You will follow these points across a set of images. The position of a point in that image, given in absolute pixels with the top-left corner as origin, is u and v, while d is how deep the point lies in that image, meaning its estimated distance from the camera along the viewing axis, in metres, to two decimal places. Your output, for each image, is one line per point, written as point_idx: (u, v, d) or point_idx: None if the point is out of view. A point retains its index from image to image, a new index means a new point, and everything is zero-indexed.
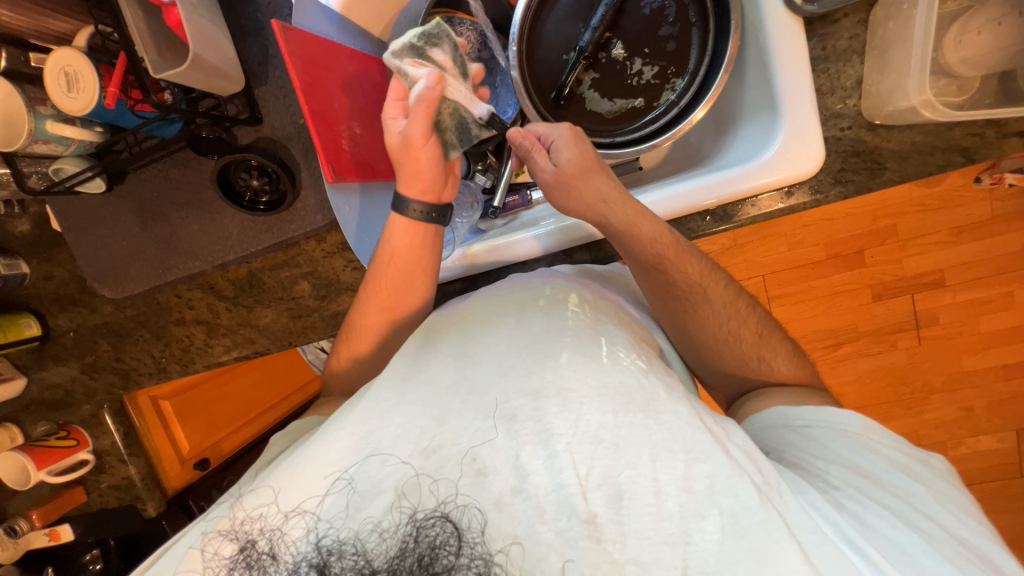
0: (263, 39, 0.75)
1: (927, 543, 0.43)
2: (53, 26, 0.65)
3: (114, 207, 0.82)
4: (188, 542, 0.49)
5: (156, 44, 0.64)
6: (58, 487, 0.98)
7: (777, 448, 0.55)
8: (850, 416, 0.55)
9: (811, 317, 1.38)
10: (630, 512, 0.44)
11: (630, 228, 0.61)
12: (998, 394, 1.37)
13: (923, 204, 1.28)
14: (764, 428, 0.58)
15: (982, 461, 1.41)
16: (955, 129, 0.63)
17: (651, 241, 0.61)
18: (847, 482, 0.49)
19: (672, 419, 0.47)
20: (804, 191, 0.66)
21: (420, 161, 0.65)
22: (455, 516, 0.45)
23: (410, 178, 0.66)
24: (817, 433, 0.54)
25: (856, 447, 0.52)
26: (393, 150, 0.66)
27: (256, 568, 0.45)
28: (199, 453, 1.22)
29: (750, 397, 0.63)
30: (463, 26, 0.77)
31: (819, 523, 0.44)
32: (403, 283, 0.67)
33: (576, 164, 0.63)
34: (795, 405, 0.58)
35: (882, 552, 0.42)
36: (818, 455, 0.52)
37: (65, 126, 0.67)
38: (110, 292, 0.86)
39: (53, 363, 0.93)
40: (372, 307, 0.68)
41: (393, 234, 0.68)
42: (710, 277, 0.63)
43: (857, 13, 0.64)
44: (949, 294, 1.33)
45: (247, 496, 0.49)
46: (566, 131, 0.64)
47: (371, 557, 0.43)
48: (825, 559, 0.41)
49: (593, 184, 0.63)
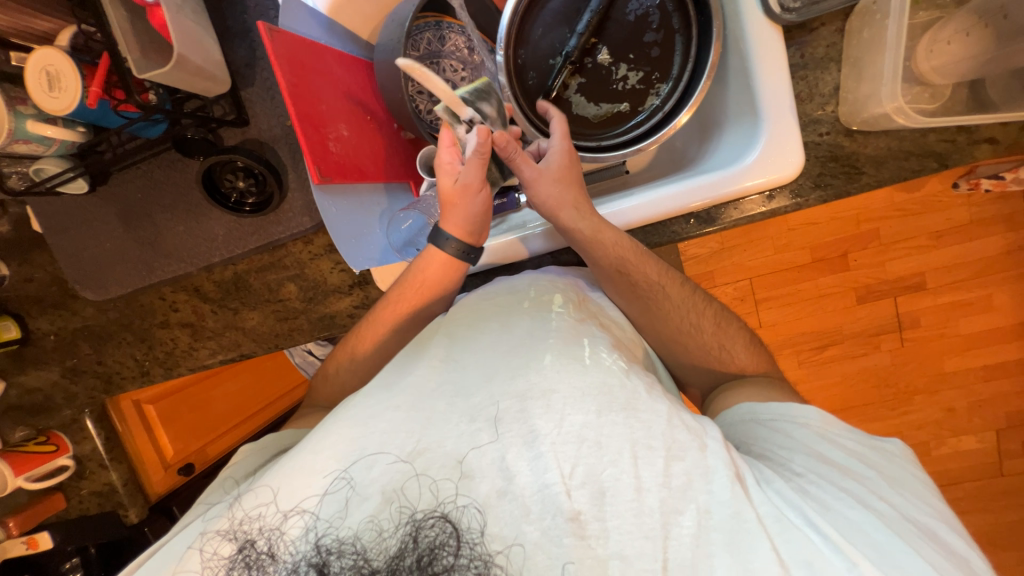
0: (249, 40, 0.74)
1: (881, 523, 0.44)
2: (34, 24, 0.63)
3: (96, 208, 0.81)
4: (187, 545, 0.49)
5: (140, 43, 0.63)
6: (37, 494, 0.97)
7: (746, 443, 0.55)
8: (810, 410, 0.56)
9: (797, 321, 1.40)
10: (613, 508, 0.44)
11: (595, 234, 0.62)
12: (978, 395, 1.41)
13: (904, 209, 1.31)
14: (733, 424, 0.58)
15: (963, 461, 1.43)
16: (929, 134, 0.64)
17: (613, 247, 0.62)
18: (809, 469, 0.49)
19: (652, 416, 0.48)
20: (785, 195, 0.67)
21: (473, 207, 0.65)
22: (455, 516, 0.45)
23: (457, 221, 0.65)
24: (781, 426, 0.55)
25: (818, 438, 0.53)
26: (443, 195, 0.65)
27: (255, 567, 0.46)
28: (184, 458, 1.19)
29: (726, 390, 0.64)
30: (450, 31, 0.80)
31: (785, 512, 0.44)
32: (416, 306, 0.67)
33: (559, 171, 0.65)
34: (761, 400, 0.59)
35: (840, 532, 0.43)
36: (783, 446, 0.52)
37: (46, 127, 0.66)
38: (93, 295, 0.84)
39: (33, 367, 0.92)
40: (382, 327, 0.68)
41: (421, 260, 0.67)
42: (667, 274, 0.64)
43: (834, 22, 0.66)
44: (930, 297, 1.36)
45: (247, 496, 0.49)
46: (564, 143, 0.66)
47: (370, 556, 0.44)
48: (789, 547, 0.42)
49: (574, 191, 0.65)
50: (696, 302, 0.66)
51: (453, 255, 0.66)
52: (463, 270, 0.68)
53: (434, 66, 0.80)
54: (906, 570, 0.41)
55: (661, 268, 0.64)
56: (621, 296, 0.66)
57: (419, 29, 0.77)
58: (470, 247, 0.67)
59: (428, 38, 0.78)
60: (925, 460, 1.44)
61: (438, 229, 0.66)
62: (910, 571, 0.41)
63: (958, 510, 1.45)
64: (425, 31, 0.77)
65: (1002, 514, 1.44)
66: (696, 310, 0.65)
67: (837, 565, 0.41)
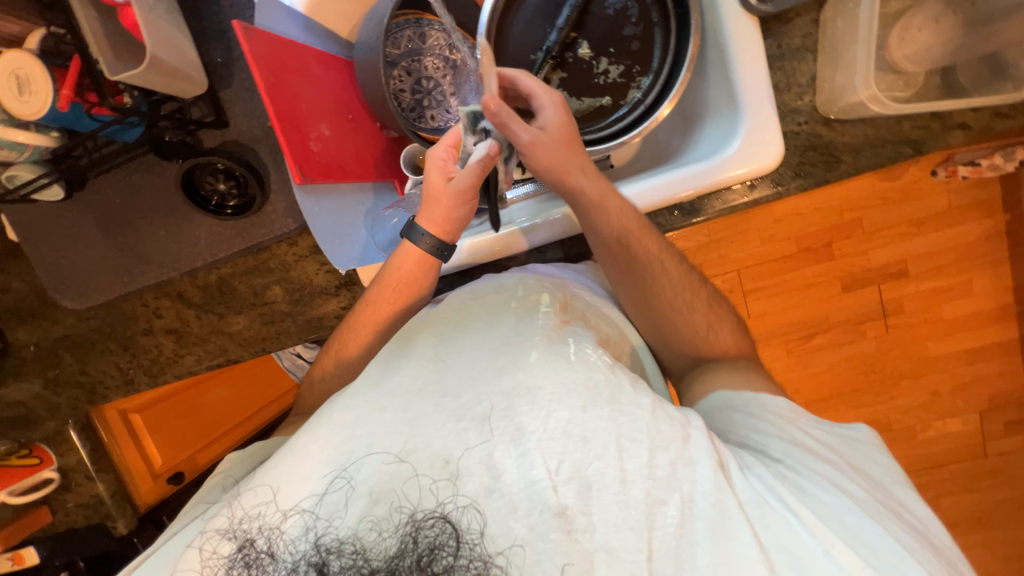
0: (226, 41, 0.74)
1: (854, 504, 0.46)
2: (4, 28, 0.62)
3: (74, 215, 0.80)
4: (186, 544, 0.49)
5: (112, 44, 0.62)
6: (21, 508, 0.94)
7: (723, 429, 0.56)
8: (781, 400, 0.56)
9: (785, 311, 1.42)
10: (598, 502, 0.45)
11: (601, 202, 0.62)
12: (962, 378, 1.44)
13: (885, 197, 1.33)
14: (710, 411, 0.59)
15: (950, 444, 1.47)
16: (904, 122, 0.66)
17: (618, 213, 0.62)
18: (786, 455, 0.50)
19: (636, 410, 0.48)
20: (767, 184, 0.68)
21: (450, 207, 0.65)
22: (455, 516, 0.45)
23: (432, 214, 0.65)
24: (756, 410, 0.55)
25: (792, 424, 0.54)
26: (427, 187, 0.66)
27: (254, 566, 0.45)
28: (173, 467, 1.18)
29: (699, 377, 0.64)
30: (431, 28, 0.80)
31: (764, 496, 0.46)
32: (395, 305, 0.67)
33: (559, 130, 0.61)
34: (734, 388, 0.59)
35: (816, 514, 0.45)
36: (757, 433, 0.53)
37: (18, 133, 0.64)
38: (71, 302, 0.82)
39: (13, 380, 0.90)
40: (362, 329, 0.67)
41: (396, 257, 0.67)
42: (665, 250, 0.65)
43: (808, 13, 0.67)
44: (913, 283, 1.39)
45: (246, 494, 0.48)
46: (556, 98, 0.62)
47: (370, 555, 0.44)
48: (767, 529, 0.44)
49: (576, 152, 0.62)
50: (691, 281, 0.66)
51: (427, 251, 0.66)
52: (436, 268, 0.68)
53: (415, 64, 0.80)
54: (876, 551, 0.43)
55: (660, 242, 0.65)
56: (618, 271, 0.65)
57: (400, 27, 0.77)
58: (443, 244, 0.67)
59: (410, 36, 0.79)
60: (911, 444, 1.47)
61: (414, 224, 0.66)
62: (878, 550, 0.43)
63: (945, 491, 1.48)
64: (406, 29, 0.78)
65: (988, 494, 1.47)
66: (689, 289, 0.66)
67: (812, 546, 0.43)
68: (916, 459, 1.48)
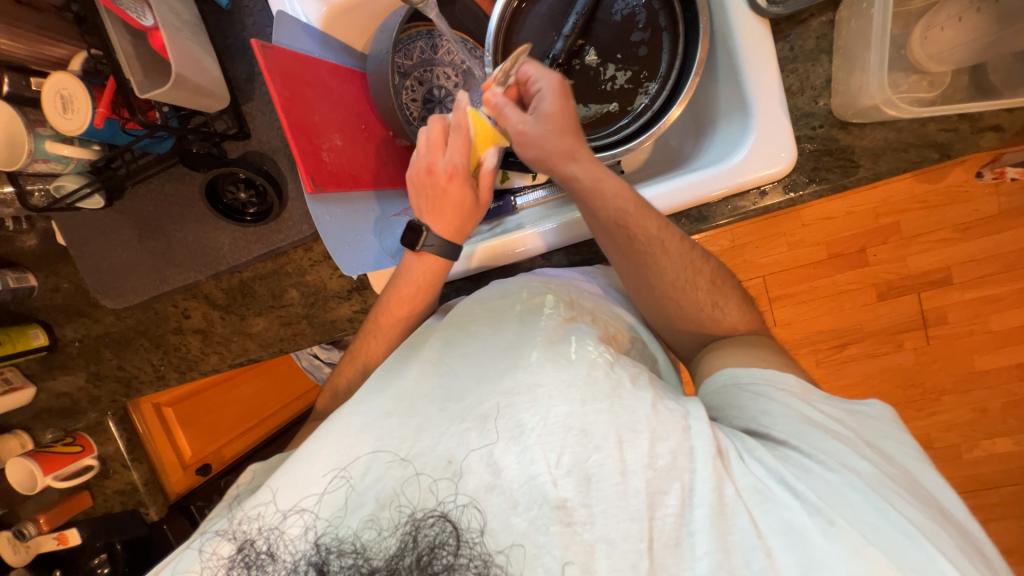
0: (248, 58, 0.78)
1: (862, 483, 0.44)
2: (50, 51, 0.68)
3: (112, 220, 0.85)
4: (188, 545, 0.52)
5: (143, 64, 0.67)
6: (65, 492, 1.02)
7: (726, 411, 0.55)
8: (789, 377, 0.55)
9: (816, 318, 1.35)
10: (599, 494, 0.45)
11: (606, 173, 0.60)
12: (1012, 394, 1.33)
13: (925, 200, 1.25)
14: (716, 390, 0.58)
15: (999, 464, 1.36)
16: (929, 124, 0.63)
17: (615, 196, 0.60)
18: (791, 436, 0.49)
19: (636, 401, 0.48)
20: (778, 190, 0.66)
21: (470, 219, 0.67)
22: (455, 516, 0.46)
23: (451, 227, 0.66)
24: (761, 390, 0.54)
25: (798, 402, 0.52)
26: (443, 202, 0.64)
27: (255, 566, 0.48)
28: (202, 458, 1.24)
29: (707, 356, 0.63)
30: (442, 38, 0.83)
31: (764, 481, 0.46)
32: (407, 312, 0.68)
33: (552, 119, 0.60)
34: (745, 365, 0.57)
35: (818, 494, 0.44)
36: (762, 411, 0.52)
37: (63, 146, 0.70)
38: (111, 303, 0.89)
39: (60, 372, 0.97)
40: (372, 339, 0.69)
41: (408, 265, 0.68)
42: (670, 230, 0.61)
43: (823, 14, 0.64)
44: (957, 292, 1.30)
45: (248, 498, 0.51)
46: (553, 80, 0.61)
47: (370, 555, 0.46)
48: (767, 515, 0.44)
49: (569, 138, 0.60)
50: (697, 257, 0.63)
51: (437, 254, 0.66)
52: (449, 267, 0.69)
53: (427, 73, 0.83)
54: (880, 528, 0.42)
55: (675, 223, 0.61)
56: (622, 252, 0.63)
57: (412, 38, 0.80)
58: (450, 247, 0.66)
59: (422, 47, 0.81)
60: (956, 463, 1.38)
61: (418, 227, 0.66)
62: (882, 528, 0.42)
63: (992, 515, 1.38)
64: (418, 40, 0.81)
65: None
66: (691, 249, 0.62)
67: (814, 529, 0.42)
68: (961, 479, 1.38)
